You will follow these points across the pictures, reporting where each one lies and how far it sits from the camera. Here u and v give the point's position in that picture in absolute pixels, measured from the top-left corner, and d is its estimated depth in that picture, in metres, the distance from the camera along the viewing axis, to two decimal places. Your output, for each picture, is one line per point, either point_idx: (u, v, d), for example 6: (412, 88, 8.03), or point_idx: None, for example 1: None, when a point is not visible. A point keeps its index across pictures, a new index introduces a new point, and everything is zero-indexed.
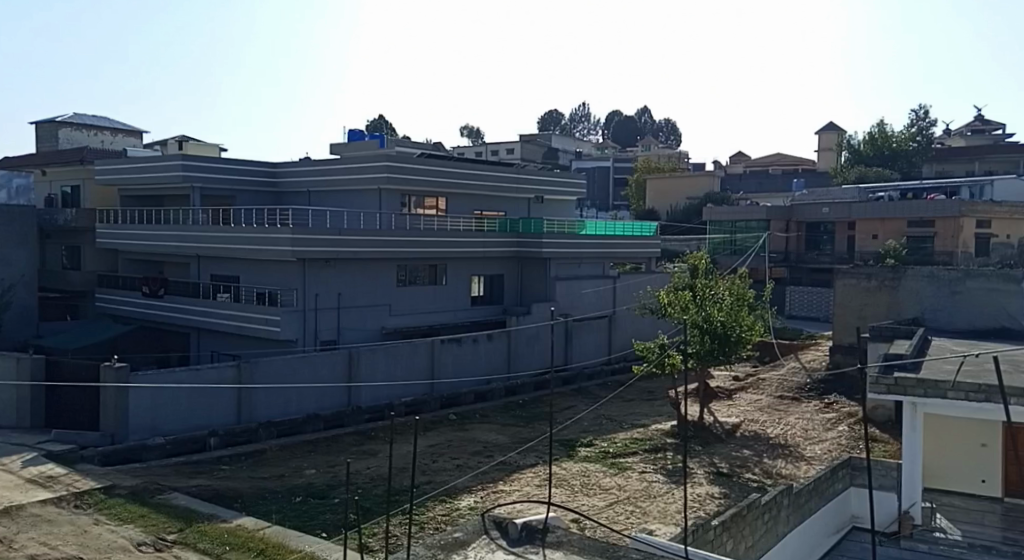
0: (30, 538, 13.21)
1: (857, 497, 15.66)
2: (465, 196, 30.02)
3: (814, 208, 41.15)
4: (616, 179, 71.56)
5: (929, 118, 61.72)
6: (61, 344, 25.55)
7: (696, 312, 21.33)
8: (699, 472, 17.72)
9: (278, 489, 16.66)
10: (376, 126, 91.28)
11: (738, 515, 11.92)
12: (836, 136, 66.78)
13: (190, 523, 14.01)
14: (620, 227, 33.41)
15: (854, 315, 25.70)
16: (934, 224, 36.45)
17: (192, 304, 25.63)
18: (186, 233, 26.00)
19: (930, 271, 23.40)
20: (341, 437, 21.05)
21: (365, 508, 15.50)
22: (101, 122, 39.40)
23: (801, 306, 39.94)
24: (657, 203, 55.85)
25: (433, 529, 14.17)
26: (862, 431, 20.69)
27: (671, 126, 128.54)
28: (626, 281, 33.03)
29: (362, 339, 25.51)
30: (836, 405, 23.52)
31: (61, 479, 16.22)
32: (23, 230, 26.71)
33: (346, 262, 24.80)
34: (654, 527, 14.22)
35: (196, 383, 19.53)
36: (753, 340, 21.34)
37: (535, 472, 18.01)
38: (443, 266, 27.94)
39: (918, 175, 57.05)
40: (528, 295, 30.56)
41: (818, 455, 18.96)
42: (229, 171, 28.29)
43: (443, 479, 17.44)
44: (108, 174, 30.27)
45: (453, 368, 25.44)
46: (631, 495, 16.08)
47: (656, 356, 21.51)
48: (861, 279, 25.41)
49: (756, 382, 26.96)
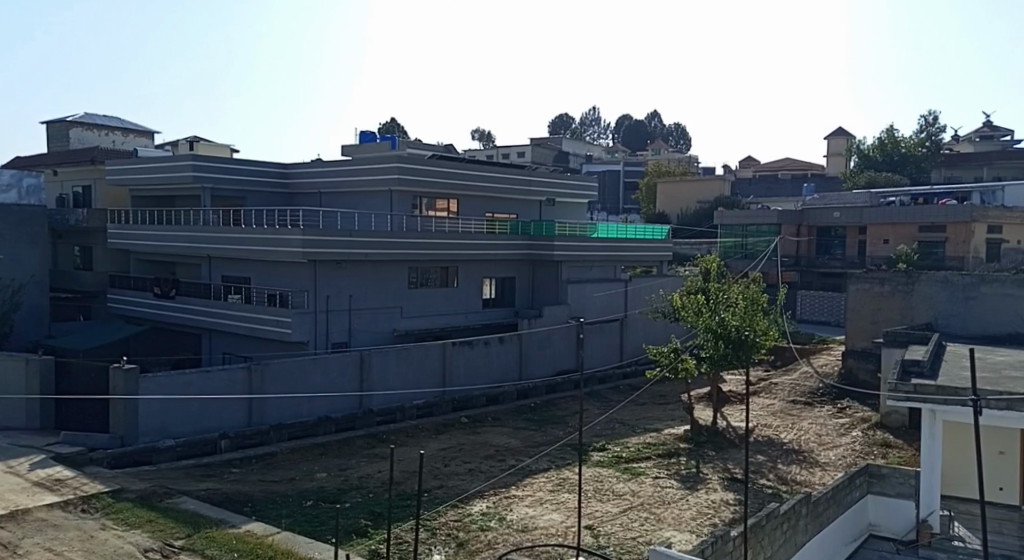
0: (35, 544, 13.27)
1: (874, 505, 15.47)
2: (475, 199, 29.98)
3: (825, 212, 41.05)
4: (627, 183, 71.39)
5: (938, 124, 61.55)
6: (73, 343, 25.70)
7: (711, 317, 21.20)
8: (713, 477, 17.59)
9: (288, 493, 16.64)
10: (386, 128, 92.02)
11: (755, 526, 11.88)
12: (845, 141, 66.43)
13: (197, 528, 14.01)
14: (630, 230, 33.22)
15: (867, 320, 25.11)
16: (945, 229, 36.13)
17: (203, 305, 25.70)
18: (197, 234, 26.08)
19: (944, 275, 23.18)
20: (352, 440, 21.03)
21: (376, 513, 15.46)
22: (113, 122, 39.65)
23: (812, 311, 39.77)
24: (667, 207, 55.67)
25: (446, 535, 14.15)
26: (877, 437, 20.48)
27: (679, 130, 128.05)
28: (637, 284, 32.91)
29: (375, 341, 25.52)
30: (848, 411, 23.38)
31: (68, 482, 16.24)
32: (35, 231, 26.87)
33: (358, 263, 24.79)
34: (670, 535, 14.12)
35: (208, 385, 19.61)
36: (767, 345, 21.01)
37: (547, 476, 17.93)
38: (455, 268, 27.91)
39: (927, 180, 56.66)
40: (540, 298, 30.49)
41: (833, 461, 18.80)
42: (240, 171, 28.36)
43: (456, 484, 17.37)
44: (119, 175, 30.38)
45: (464, 371, 25.37)
46: (645, 501, 15.98)
47: (670, 362, 21.21)
48: (875, 283, 24.89)
49: (768, 386, 26.77)
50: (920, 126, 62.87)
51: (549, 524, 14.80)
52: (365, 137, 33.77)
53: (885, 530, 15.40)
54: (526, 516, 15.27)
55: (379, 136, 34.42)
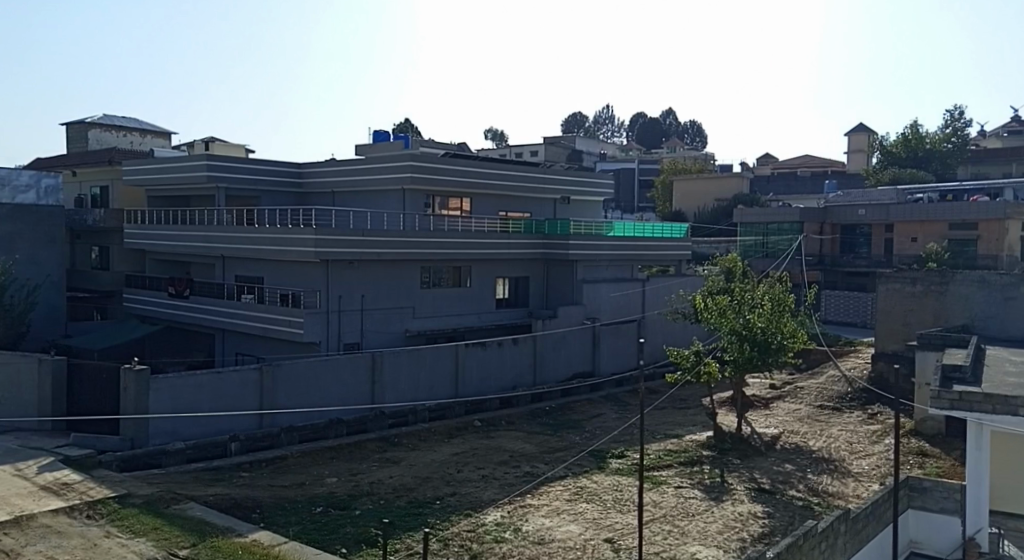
0: (36, 552, 12.71)
1: (916, 521, 14.67)
2: (489, 197, 29.27)
3: (849, 210, 40.04)
4: (643, 180, 70.44)
5: (965, 120, 60.27)
6: (88, 343, 25.25)
7: (735, 318, 20.34)
8: (739, 488, 16.79)
9: (298, 499, 16.03)
10: (401, 127, 91.63)
11: (791, 545, 11.18)
12: (867, 137, 65.16)
13: (202, 537, 13.39)
14: (648, 228, 32.43)
15: (897, 323, 24.11)
16: (977, 226, 35.24)
17: (215, 305, 25.18)
18: (210, 233, 25.56)
19: (981, 275, 22.27)
20: (364, 443, 20.37)
21: (387, 522, 14.77)
22: (131, 123, 39.23)
23: (835, 311, 38.75)
24: (684, 205, 54.77)
25: (460, 546, 13.48)
26: (912, 445, 19.63)
27: (695, 127, 126.48)
28: (655, 284, 32.13)
29: (386, 343, 24.88)
30: (879, 417, 22.51)
31: (75, 486, 15.70)
32: (51, 230, 26.43)
33: (370, 263, 24.18)
34: (697, 550, 13.39)
35: (219, 387, 19.06)
36: (795, 348, 20.29)
37: (564, 484, 17.22)
38: (468, 268, 27.24)
39: (953, 176, 55.39)
40: (555, 298, 29.73)
41: (866, 471, 17.90)
42: (254, 171, 27.82)
43: (470, 491, 16.70)
44: (136, 174, 29.96)
45: (477, 374, 24.71)
46: (668, 512, 15.23)
47: (692, 365, 20.20)
48: (906, 283, 23.89)
49: (794, 390, 25.89)
50: (946, 120, 61.49)
51: (567, 536, 14.07)
52: (379, 137, 33.23)
53: (927, 548, 14.59)
54: (543, 527, 14.56)
55: (392, 135, 33.86)
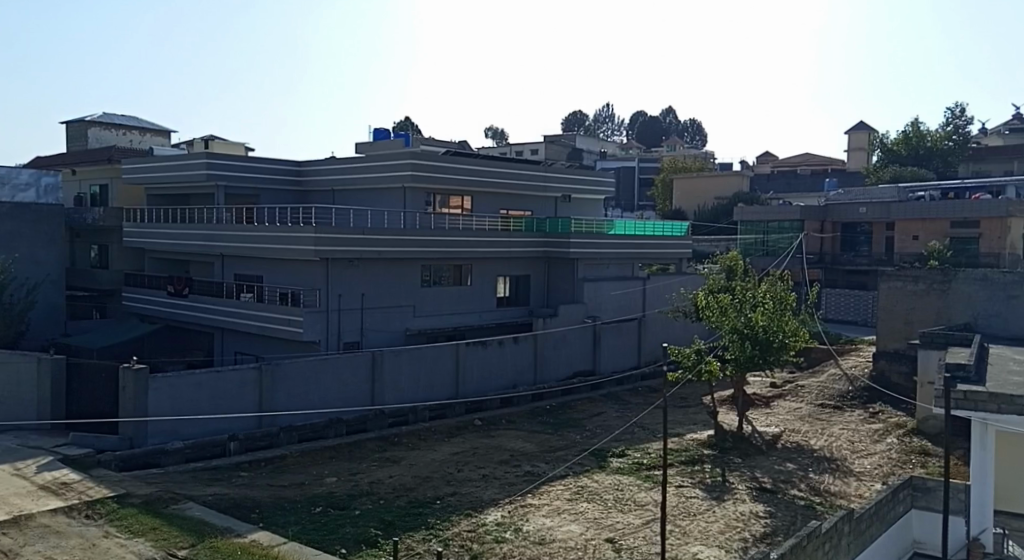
0: (34, 552, 12.63)
1: (918, 521, 14.60)
2: (489, 196, 29.20)
3: (850, 208, 39.96)
4: (643, 179, 70.31)
5: (966, 117, 60.20)
6: (87, 342, 25.16)
7: (736, 317, 20.26)
8: (741, 487, 16.71)
9: (298, 499, 15.95)
10: (400, 126, 91.51)
11: (795, 546, 11.08)
12: (868, 135, 65.02)
13: (201, 537, 13.31)
14: (649, 226, 32.35)
15: (898, 321, 24.06)
16: (979, 224, 35.18)
17: (214, 304, 25.10)
18: (210, 232, 25.48)
19: (983, 273, 22.19)
20: (364, 442, 20.30)
21: (387, 522, 14.70)
22: (131, 121, 39.14)
23: (836, 309, 38.69)
24: (684, 203, 54.69)
25: (460, 546, 13.40)
26: (914, 444, 19.56)
27: (695, 126, 126.34)
28: (656, 283, 32.07)
29: (386, 342, 24.81)
30: (880, 416, 22.43)
31: (74, 486, 15.62)
32: (50, 229, 26.34)
33: (371, 262, 24.10)
34: (699, 550, 13.31)
35: (218, 387, 18.98)
36: (797, 346, 20.22)
37: (565, 484, 17.14)
38: (468, 266, 27.16)
39: (954, 174, 55.29)
40: (556, 296, 29.65)
41: (868, 471, 17.81)
42: (253, 169, 27.73)
43: (470, 491, 16.62)
44: (136, 173, 29.88)
45: (478, 372, 24.63)
46: (669, 512, 15.15)
47: (693, 364, 20.10)
48: (908, 281, 23.84)
49: (794, 389, 25.82)
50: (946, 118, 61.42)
51: (568, 536, 13.99)
52: (378, 136, 33.13)
53: (930, 548, 14.51)
54: (543, 527, 14.48)
55: (392, 133, 33.76)
